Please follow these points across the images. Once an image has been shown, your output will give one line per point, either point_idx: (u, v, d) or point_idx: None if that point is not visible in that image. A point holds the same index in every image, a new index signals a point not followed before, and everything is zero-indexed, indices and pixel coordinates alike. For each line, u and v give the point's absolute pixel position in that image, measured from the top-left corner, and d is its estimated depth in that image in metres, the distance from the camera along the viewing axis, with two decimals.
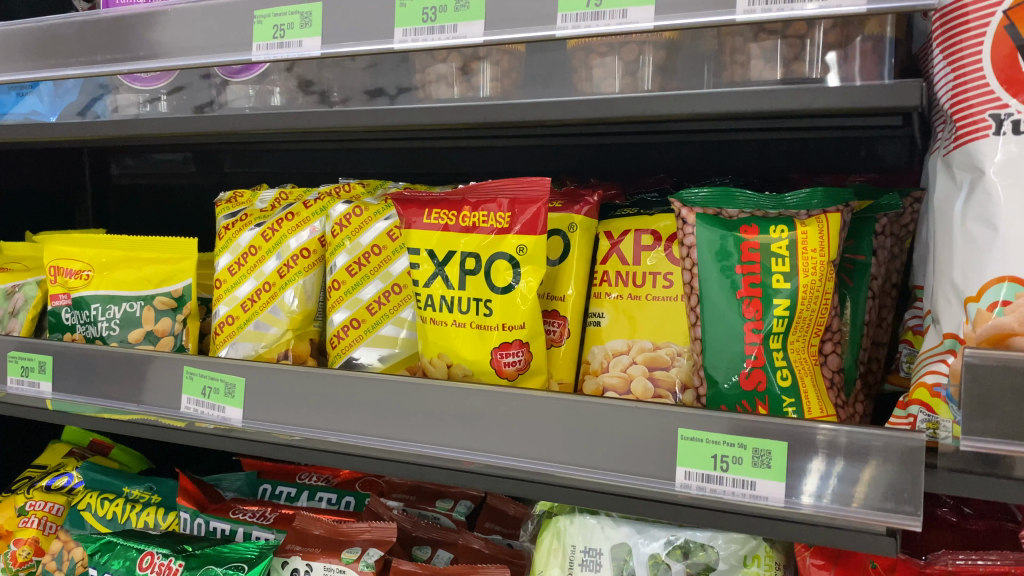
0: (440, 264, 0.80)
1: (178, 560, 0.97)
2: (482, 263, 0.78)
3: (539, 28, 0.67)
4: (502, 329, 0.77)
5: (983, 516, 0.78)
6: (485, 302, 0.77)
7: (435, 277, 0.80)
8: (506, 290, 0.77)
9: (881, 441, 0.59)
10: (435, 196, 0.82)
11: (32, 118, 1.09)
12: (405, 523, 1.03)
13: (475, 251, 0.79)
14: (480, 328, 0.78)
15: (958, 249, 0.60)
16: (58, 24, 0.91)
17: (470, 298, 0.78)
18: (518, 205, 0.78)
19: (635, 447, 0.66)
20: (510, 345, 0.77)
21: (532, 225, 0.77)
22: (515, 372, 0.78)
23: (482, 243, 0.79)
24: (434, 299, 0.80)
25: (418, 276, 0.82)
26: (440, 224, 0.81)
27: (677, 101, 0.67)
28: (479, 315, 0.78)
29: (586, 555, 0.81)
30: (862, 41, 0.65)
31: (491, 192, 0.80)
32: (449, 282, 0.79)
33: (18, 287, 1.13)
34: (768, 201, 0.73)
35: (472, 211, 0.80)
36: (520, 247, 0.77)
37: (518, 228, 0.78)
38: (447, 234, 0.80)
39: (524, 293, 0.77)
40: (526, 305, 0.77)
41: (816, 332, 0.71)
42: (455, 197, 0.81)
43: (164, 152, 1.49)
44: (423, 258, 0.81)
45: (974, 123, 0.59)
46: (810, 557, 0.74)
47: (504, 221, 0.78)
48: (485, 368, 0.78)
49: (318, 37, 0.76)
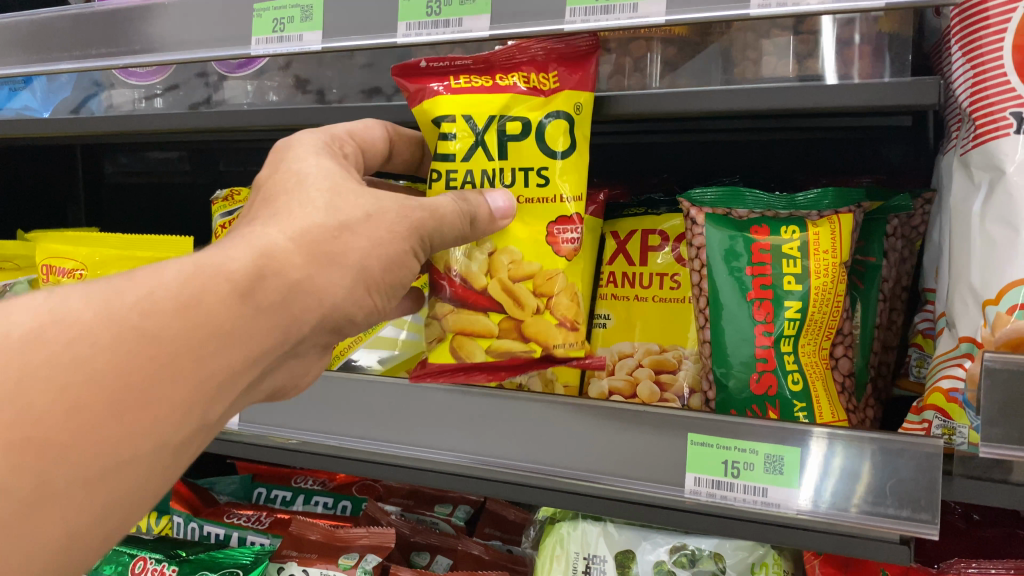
0: (478, 133, 0.68)
1: (171, 565, 0.95)
2: (530, 127, 0.68)
3: (547, 23, 0.65)
4: (559, 201, 0.69)
5: (993, 523, 0.77)
6: (540, 170, 0.68)
7: (474, 150, 0.69)
8: (564, 154, 0.68)
9: (899, 445, 0.57)
10: (462, 59, 0.69)
11: (24, 113, 1.06)
12: (403, 528, 1.02)
13: (522, 114, 0.68)
14: (528, 201, 0.69)
15: (975, 252, 0.59)
16: (51, 18, 0.88)
17: (516, 168, 0.68)
18: (565, 65, 0.68)
19: (644, 452, 0.65)
20: (569, 217, 0.69)
21: (583, 81, 0.68)
22: (571, 252, 0.70)
23: (527, 102, 0.68)
24: (471, 176, 0.69)
25: (447, 148, 0.69)
26: (474, 86, 0.68)
27: (686, 98, 0.65)
28: (532, 187, 0.68)
29: (588, 563, 0.80)
30: (863, 42, 0.62)
31: (529, 49, 0.68)
32: (492, 155, 0.68)
33: (10, 286, 1.11)
34: (780, 201, 0.72)
35: (506, 72, 0.69)
36: (575, 105, 0.68)
37: (571, 84, 0.68)
38: (482, 95, 0.68)
39: (580, 159, 0.69)
40: (582, 171, 0.69)
41: (828, 335, 0.69)
42: (486, 61, 0.69)
43: (159, 151, 1.47)
44: (458, 125, 0.68)
45: (995, 122, 0.58)
46: (818, 566, 0.72)
47: (550, 83, 0.68)
48: (540, 248, 0.69)
49: (319, 31, 0.75)
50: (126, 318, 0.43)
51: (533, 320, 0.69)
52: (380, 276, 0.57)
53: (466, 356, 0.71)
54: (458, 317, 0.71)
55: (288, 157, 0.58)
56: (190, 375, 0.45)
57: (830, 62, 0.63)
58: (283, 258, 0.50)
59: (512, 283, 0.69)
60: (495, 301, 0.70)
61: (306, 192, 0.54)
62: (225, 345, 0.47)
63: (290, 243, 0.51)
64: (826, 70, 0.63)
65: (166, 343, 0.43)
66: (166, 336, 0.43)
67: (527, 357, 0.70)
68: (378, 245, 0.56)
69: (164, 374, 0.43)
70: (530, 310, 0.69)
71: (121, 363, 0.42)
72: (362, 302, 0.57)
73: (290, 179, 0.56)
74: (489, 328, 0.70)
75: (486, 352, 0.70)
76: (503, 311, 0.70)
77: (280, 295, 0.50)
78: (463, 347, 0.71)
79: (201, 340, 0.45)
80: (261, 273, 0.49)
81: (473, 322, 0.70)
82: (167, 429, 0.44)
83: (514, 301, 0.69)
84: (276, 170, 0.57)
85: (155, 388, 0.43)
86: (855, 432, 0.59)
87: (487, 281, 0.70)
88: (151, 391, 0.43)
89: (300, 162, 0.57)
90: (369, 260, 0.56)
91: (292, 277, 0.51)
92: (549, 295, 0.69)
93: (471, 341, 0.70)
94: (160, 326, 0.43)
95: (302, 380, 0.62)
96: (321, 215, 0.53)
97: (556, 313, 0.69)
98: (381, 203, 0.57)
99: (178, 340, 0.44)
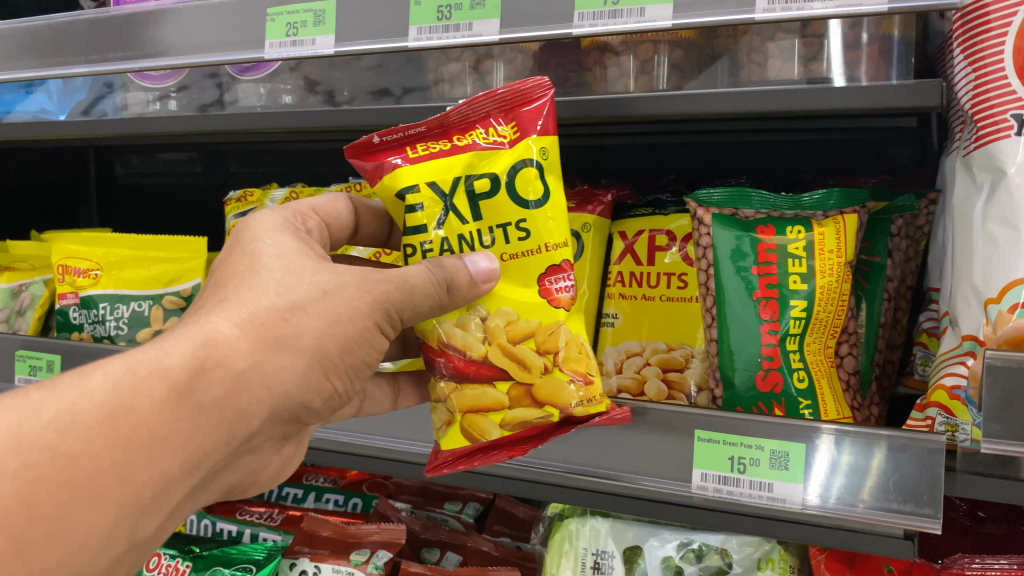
0: (445, 199, 0.61)
1: (185, 561, 0.96)
2: (500, 181, 0.61)
3: (555, 27, 0.66)
4: (546, 250, 0.62)
5: (1000, 519, 0.78)
6: (518, 224, 0.61)
7: (444, 218, 0.62)
8: (539, 202, 0.61)
9: (901, 440, 0.58)
10: (413, 127, 0.62)
11: (40, 116, 1.06)
12: (413, 525, 1.03)
13: (485, 172, 0.61)
14: (513, 257, 0.62)
15: (977, 250, 0.61)
16: (68, 23, 0.90)
17: (492, 228, 0.61)
18: (523, 111, 0.61)
19: (652, 448, 0.66)
20: (560, 265, 0.62)
21: (547, 124, 0.62)
22: (569, 301, 0.63)
23: (491, 157, 0.61)
24: (447, 245, 0.62)
25: (416, 220, 0.62)
26: (431, 154, 0.62)
27: (692, 100, 0.66)
28: (513, 243, 0.61)
29: (597, 558, 0.81)
30: (871, 42, 0.63)
31: (480, 106, 0.62)
32: (462, 218, 0.61)
33: (25, 285, 1.12)
34: (785, 201, 0.73)
35: (463, 132, 0.62)
36: (541, 151, 0.61)
37: (534, 129, 0.61)
38: (441, 161, 0.61)
39: (557, 205, 0.62)
40: (563, 217, 0.63)
41: (833, 333, 0.71)
42: (441, 124, 0.62)
43: (171, 152, 1.49)
44: (423, 195, 0.61)
45: (995, 124, 0.59)
46: (824, 561, 0.73)
47: (511, 132, 0.61)
48: (535, 302, 0.62)
49: (331, 35, 0.76)
50: (43, 440, 0.47)
51: (544, 380, 0.61)
52: (338, 359, 0.56)
53: (478, 436, 0.62)
54: (462, 395, 0.63)
55: (249, 234, 0.57)
56: (112, 497, 0.49)
57: (837, 64, 0.64)
58: (227, 349, 0.51)
59: (513, 345, 0.61)
60: (499, 368, 0.62)
61: (256, 275, 0.54)
62: (156, 456, 0.50)
63: (235, 331, 0.52)
64: (834, 72, 0.64)
65: (84, 465, 0.48)
66: (84, 459, 0.48)
67: (545, 423, 0.62)
68: (335, 323, 0.54)
69: (80, 499, 0.48)
70: (538, 371, 0.62)
71: (33, 491, 0.47)
72: (320, 387, 0.56)
73: (243, 259, 0.55)
74: (498, 399, 0.62)
75: (500, 427, 0.62)
76: (508, 377, 0.62)
77: (223, 391, 0.52)
78: (473, 426, 0.62)
79: (124, 457, 0.49)
80: (200, 367, 0.51)
81: (480, 397, 0.62)
82: (110, 528, 0.50)
83: (519, 365, 0.61)
84: (233, 250, 0.57)
85: (70, 514, 0.48)
86: (864, 428, 0.59)
87: (486, 348, 0.62)
88: (66, 517, 0.48)
89: (257, 241, 0.57)
90: (324, 340, 0.54)
91: (236, 367, 0.52)
92: (555, 350, 0.62)
93: (480, 418, 0.62)
94: (77, 448, 0.48)
95: (263, 470, 0.68)
96: (271, 296, 0.53)
97: (566, 369, 0.62)
98: (340, 277, 0.56)
99: (97, 461, 0.48)
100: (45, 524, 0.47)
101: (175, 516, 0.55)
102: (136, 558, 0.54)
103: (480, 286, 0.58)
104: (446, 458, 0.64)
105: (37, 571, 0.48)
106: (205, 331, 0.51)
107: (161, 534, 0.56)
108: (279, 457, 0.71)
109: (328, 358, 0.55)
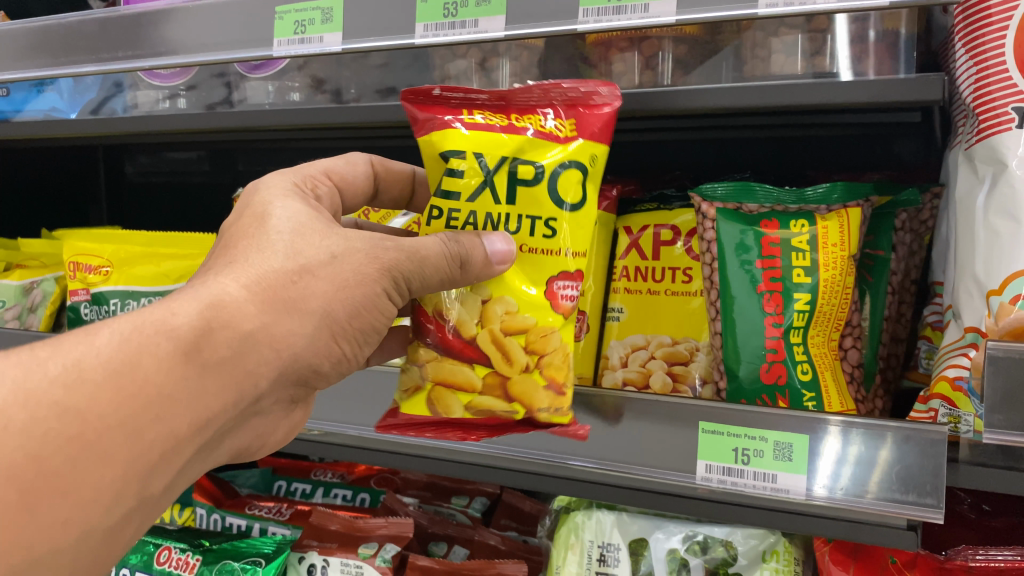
0: (489, 174, 0.61)
1: (196, 554, 0.97)
2: (544, 174, 0.61)
3: (560, 23, 0.67)
4: (563, 254, 0.62)
5: (1003, 512, 0.78)
6: (550, 220, 0.62)
7: (480, 191, 0.62)
8: (576, 207, 0.62)
9: (903, 432, 0.59)
10: (477, 94, 0.63)
11: (52, 115, 1.07)
12: (421, 519, 1.04)
13: (537, 160, 0.61)
14: (531, 250, 0.62)
15: (980, 242, 0.61)
16: (80, 22, 0.91)
17: (524, 216, 0.62)
18: (584, 113, 0.62)
19: (659, 441, 0.66)
20: (571, 273, 0.63)
21: (602, 132, 0.63)
22: (569, 310, 0.64)
23: (543, 148, 0.61)
24: (474, 219, 0.62)
25: (452, 185, 0.62)
26: (489, 124, 0.62)
27: (695, 95, 0.66)
28: (539, 237, 0.62)
29: (603, 550, 0.81)
30: (878, 38, 0.64)
31: (548, 94, 0.63)
32: (498, 198, 0.62)
33: (37, 283, 1.14)
34: (789, 196, 0.74)
35: (522, 114, 0.62)
36: (592, 157, 0.62)
37: (591, 132, 0.62)
38: (496, 135, 0.61)
39: (587, 214, 0.63)
40: (589, 227, 0.64)
41: (836, 327, 0.71)
42: (504, 99, 0.63)
43: (179, 151, 1.50)
44: (468, 163, 0.61)
45: (997, 117, 0.60)
46: (829, 552, 0.73)
47: (569, 130, 0.62)
48: (538, 301, 0.62)
49: (339, 32, 0.77)
50: (51, 395, 0.47)
51: (520, 378, 0.62)
52: (346, 323, 0.58)
53: (442, 409, 0.63)
54: (438, 365, 0.63)
55: (260, 198, 0.60)
56: (121, 453, 0.49)
57: (844, 58, 0.65)
58: (234, 310, 0.53)
59: (503, 335, 0.62)
60: (481, 352, 0.62)
61: (265, 236, 0.56)
62: (163, 417, 0.50)
63: (243, 292, 0.53)
64: (841, 67, 0.65)
65: (92, 421, 0.48)
66: (93, 414, 0.48)
67: (507, 418, 0.63)
68: (344, 287, 0.57)
69: (89, 458, 0.48)
70: (519, 367, 0.62)
71: (42, 447, 0.46)
72: (329, 351, 0.59)
73: (253, 221, 0.57)
74: (472, 381, 0.63)
75: (464, 408, 0.63)
76: (488, 364, 0.62)
77: (231, 350, 0.53)
78: (439, 399, 0.63)
79: (132, 414, 0.49)
80: (206, 326, 0.52)
81: (455, 373, 0.63)
82: (112, 496, 0.49)
83: (502, 356, 0.62)
84: (244, 212, 0.59)
85: (80, 469, 0.48)
86: (872, 420, 0.60)
87: (478, 329, 0.63)
88: (76, 472, 0.47)
89: (267, 204, 0.59)
90: (333, 304, 0.57)
91: (244, 328, 0.53)
92: (542, 353, 0.62)
93: (449, 393, 0.63)
94: (84, 403, 0.48)
95: (272, 434, 0.68)
96: (280, 259, 0.55)
97: (546, 374, 0.62)
98: (350, 243, 0.58)
99: (106, 417, 0.48)
100: (53, 482, 0.47)
101: (181, 478, 0.55)
102: (143, 519, 0.54)
103: (495, 266, 0.59)
104: (401, 420, 0.65)
105: (46, 530, 0.47)
106: (212, 292, 0.53)
107: (167, 495, 0.55)
108: (289, 421, 0.71)
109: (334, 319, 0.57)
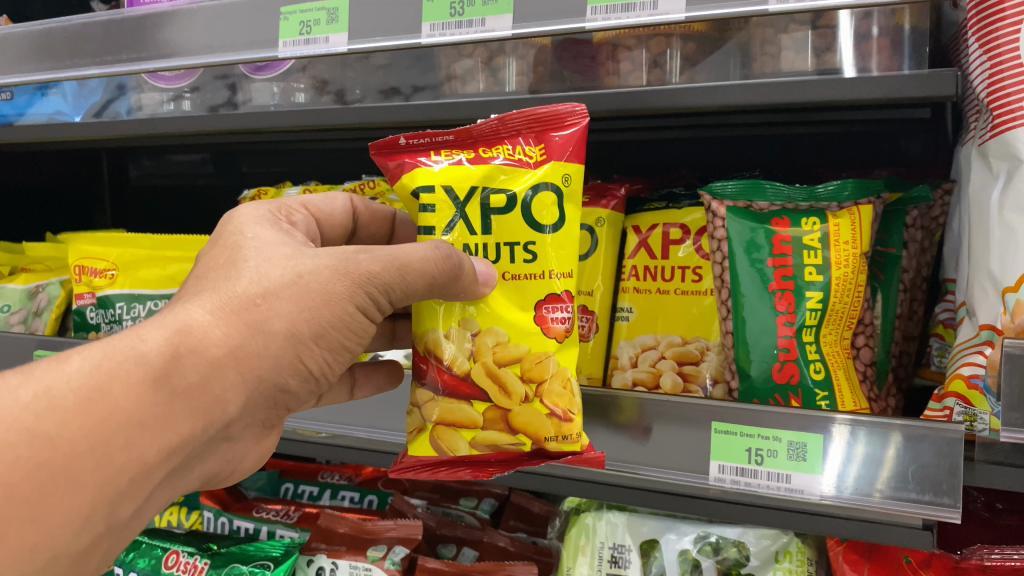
0: (461, 206, 0.62)
1: (203, 558, 0.96)
2: (516, 200, 0.62)
3: (568, 21, 0.66)
4: (548, 277, 0.62)
5: (1016, 510, 0.77)
6: (527, 244, 0.62)
7: (455, 223, 0.62)
8: (555, 229, 0.62)
9: (921, 431, 0.58)
10: (443, 134, 0.64)
11: (57, 118, 1.06)
12: (429, 522, 1.03)
13: (506, 185, 0.62)
14: (514, 277, 0.62)
15: (994, 238, 0.61)
16: (83, 24, 0.90)
17: (500, 243, 0.62)
18: (553, 136, 0.63)
19: (670, 444, 0.66)
20: (560, 295, 0.62)
21: (574, 153, 0.63)
22: (564, 332, 0.62)
23: (511, 174, 0.62)
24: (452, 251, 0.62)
25: (427, 220, 0.63)
26: (456, 160, 0.63)
27: (705, 92, 0.66)
28: (520, 262, 0.62)
29: (614, 552, 0.81)
30: (880, 35, 0.63)
31: (513, 123, 0.63)
32: (472, 228, 0.62)
33: (42, 287, 1.14)
34: (800, 193, 0.73)
35: (490, 146, 0.63)
36: (565, 177, 0.62)
37: (561, 156, 0.62)
38: (464, 169, 0.62)
39: (568, 235, 0.63)
40: (574, 249, 0.63)
41: (848, 323, 0.71)
42: (469, 135, 0.64)
43: (182, 154, 1.49)
44: (437, 198, 0.62)
45: (1012, 111, 0.59)
46: (842, 552, 0.73)
47: (538, 154, 0.62)
48: (528, 328, 0.62)
49: (345, 33, 0.76)
50: (20, 422, 0.47)
51: (522, 409, 0.61)
52: (313, 343, 0.56)
53: (447, 449, 0.62)
54: (439, 407, 0.63)
55: (232, 226, 0.59)
56: (92, 474, 0.49)
57: (848, 56, 0.64)
58: (200, 336, 0.52)
59: (497, 367, 0.61)
60: (479, 387, 0.62)
61: (234, 264, 0.55)
62: (134, 441, 0.50)
63: (209, 318, 0.53)
64: (844, 63, 0.64)
65: (61, 447, 0.48)
66: (62, 440, 0.48)
67: (516, 450, 0.62)
68: (309, 309, 0.55)
69: (59, 481, 0.48)
70: (518, 398, 0.61)
71: (11, 473, 0.47)
72: (295, 369, 0.57)
73: (226, 252, 0.56)
74: (473, 418, 0.62)
75: (470, 445, 0.62)
76: (487, 398, 0.62)
77: (198, 375, 0.52)
78: (444, 439, 0.63)
79: (101, 440, 0.49)
80: (174, 353, 0.51)
81: (457, 412, 0.62)
82: (78, 524, 0.50)
83: (499, 388, 0.61)
84: (216, 242, 0.58)
85: (49, 495, 0.48)
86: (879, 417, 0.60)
87: (471, 364, 0.62)
88: (44, 497, 0.48)
89: (236, 235, 0.57)
90: (298, 324, 0.55)
91: (211, 354, 0.52)
92: (540, 380, 0.61)
93: (453, 433, 0.62)
94: (54, 429, 0.48)
95: (241, 462, 0.66)
96: (244, 283, 0.54)
97: (547, 401, 0.61)
98: (317, 260, 0.56)
99: (75, 442, 0.49)
100: (22, 506, 0.47)
101: (152, 500, 0.55)
102: (113, 544, 0.54)
103: (480, 286, 0.60)
104: (412, 464, 0.65)
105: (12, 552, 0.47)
106: (180, 318, 0.52)
107: (137, 518, 0.56)
108: (260, 449, 0.69)
109: (303, 336, 0.55)
